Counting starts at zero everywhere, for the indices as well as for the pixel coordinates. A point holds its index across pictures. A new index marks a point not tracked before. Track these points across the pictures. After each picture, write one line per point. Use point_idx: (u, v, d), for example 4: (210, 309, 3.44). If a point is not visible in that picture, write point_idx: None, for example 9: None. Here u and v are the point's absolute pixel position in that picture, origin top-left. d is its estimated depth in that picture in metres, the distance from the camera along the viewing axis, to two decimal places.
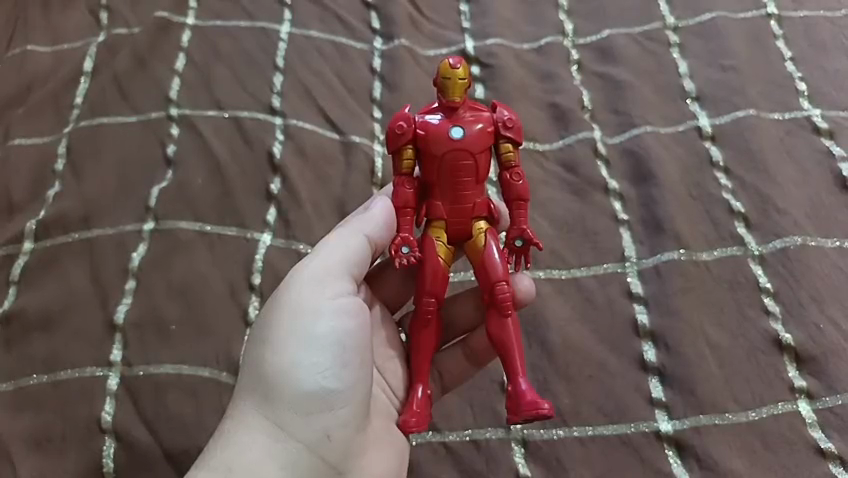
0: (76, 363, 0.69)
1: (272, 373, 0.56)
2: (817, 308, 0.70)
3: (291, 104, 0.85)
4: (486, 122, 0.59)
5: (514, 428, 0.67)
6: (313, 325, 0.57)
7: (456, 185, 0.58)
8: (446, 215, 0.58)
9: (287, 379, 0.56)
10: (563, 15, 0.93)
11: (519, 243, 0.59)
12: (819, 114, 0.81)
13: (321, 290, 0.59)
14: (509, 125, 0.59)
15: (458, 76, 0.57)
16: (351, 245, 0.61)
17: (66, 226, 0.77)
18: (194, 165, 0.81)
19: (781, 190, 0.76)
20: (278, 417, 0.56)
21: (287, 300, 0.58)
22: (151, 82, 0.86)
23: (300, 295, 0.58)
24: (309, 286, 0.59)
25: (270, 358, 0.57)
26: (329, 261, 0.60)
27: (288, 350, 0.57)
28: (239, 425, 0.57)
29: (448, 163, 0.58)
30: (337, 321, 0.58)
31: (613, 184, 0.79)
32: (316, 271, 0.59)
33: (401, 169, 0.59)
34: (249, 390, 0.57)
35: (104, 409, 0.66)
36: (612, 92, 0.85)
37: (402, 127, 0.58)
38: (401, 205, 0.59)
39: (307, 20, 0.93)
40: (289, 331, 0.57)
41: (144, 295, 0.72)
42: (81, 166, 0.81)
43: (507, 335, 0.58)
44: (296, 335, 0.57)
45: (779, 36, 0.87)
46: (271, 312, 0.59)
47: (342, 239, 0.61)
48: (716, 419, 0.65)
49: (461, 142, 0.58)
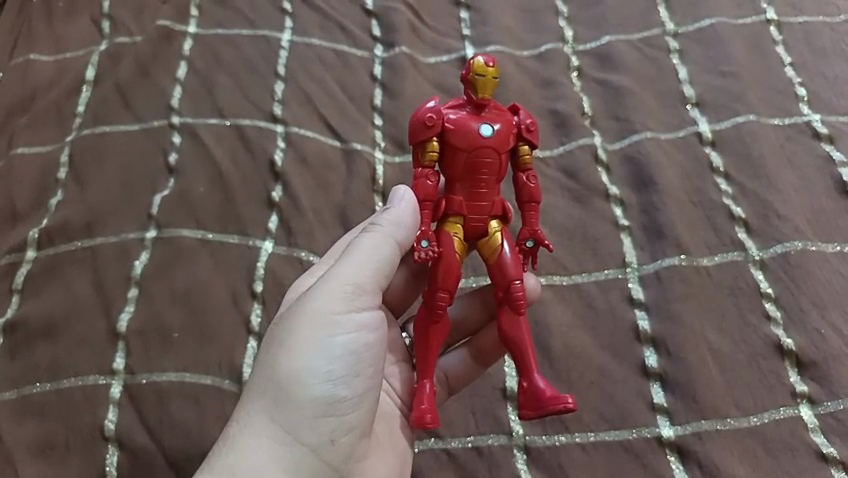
0: (79, 371, 0.69)
1: (285, 376, 0.55)
2: (818, 314, 0.70)
3: (292, 112, 0.86)
4: (511, 124, 0.59)
5: (515, 435, 0.67)
6: (334, 334, 0.57)
7: (477, 182, 0.58)
8: (465, 212, 0.58)
9: (301, 385, 0.55)
10: (563, 22, 0.93)
11: (530, 244, 0.60)
12: (819, 119, 0.81)
13: (348, 299, 0.57)
14: (532, 129, 0.60)
15: (491, 74, 0.58)
16: (381, 250, 0.59)
17: (69, 234, 0.77)
18: (196, 173, 0.81)
19: (781, 196, 0.76)
20: (287, 422, 0.55)
21: (309, 305, 0.57)
22: (154, 91, 0.87)
23: (324, 302, 0.57)
24: (335, 292, 0.57)
25: (285, 361, 0.56)
26: (357, 266, 0.58)
27: (304, 356, 0.56)
28: (244, 427, 0.55)
29: (473, 159, 0.58)
30: (356, 334, 0.58)
31: (614, 190, 0.79)
32: (342, 277, 0.58)
33: (425, 161, 0.58)
34: (259, 392, 0.56)
35: (107, 417, 0.67)
36: (612, 99, 0.86)
37: (432, 119, 0.58)
38: (423, 197, 0.58)
39: (308, 29, 0.93)
40: (308, 336, 0.56)
41: (147, 303, 0.73)
42: (84, 175, 0.81)
43: (521, 334, 0.58)
44: (315, 342, 0.56)
45: (778, 42, 0.87)
46: (291, 315, 0.57)
47: (371, 243, 0.59)
48: (718, 425, 0.65)
49: (488, 141, 0.58)
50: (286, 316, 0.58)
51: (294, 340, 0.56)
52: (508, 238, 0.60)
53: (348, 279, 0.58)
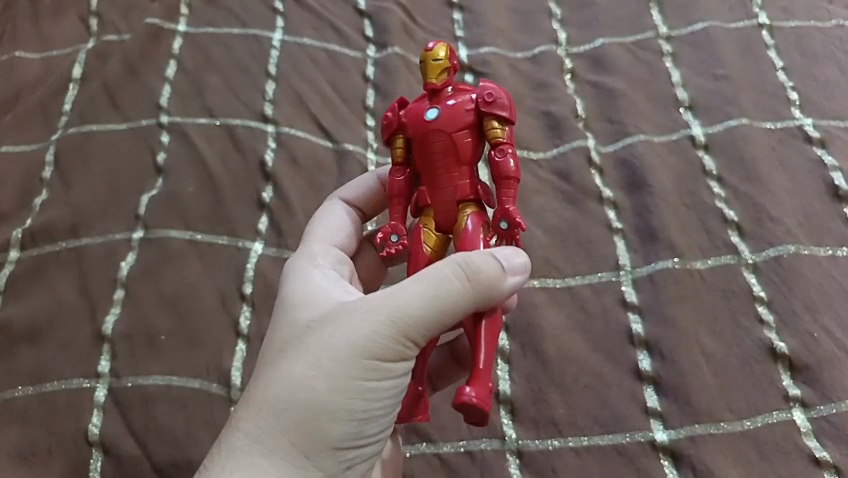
0: (62, 375, 0.67)
1: (316, 402, 0.51)
2: (810, 317, 0.70)
3: (283, 112, 0.85)
4: (463, 102, 0.56)
5: (508, 439, 0.66)
6: (380, 376, 0.52)
7: (437, 167, 0.56)
8: (431, 201, 0.56)
9: (334, 422, 0.51)
10: (556, 24, 0.93)
11: (504, 225, 0.55)
12: (811, 123, 0.81)
13: (407, 342, 0.52)
14: (487, 100, 0.55)
15: (429, 58, 0.57)
16: (462, 301, 0.52)
17: (53, 235, 0.76)
18: (185, 174, 0.80)
19: (774, 199, 0.76)
20: (305, 451, 0.51)
21: (363, 332, 0.51)
22: (142, 90, 0.86)
23: (382, 340, 0.51)
24: (396, 331, 0.51)
25: (321, 388, 0.51)
26: (427, 307, 0.51)
27: (342, 390, 0.51)
28: (259, 443, 0.51)
29: (426, 144, 0.56)
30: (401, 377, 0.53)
31: (607, 192, 0.79)
32: (410, 314, 0.51)
33: (395, 158, 0.59)
34: (285, 410, 0.51)
35: (91, 422, 0.65)
36: (606, 101, 0.85)
37: (388, 118, 0.59)
38: (394, 195, 0.59)
39: (299, 28, 0.92)
40: (353, 371, 0.51)
41: (133, 306, 0.71)
42: (69, 174, 0.80)
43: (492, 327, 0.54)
44: (360, 379, 0.51)
45: (770, 46, 0.88)
46: (339, 337, 0.52)
47: (456, 285, 0.51)
48: (712, 428, 0.65)
49: (434, 124, 0.56)
50: (333, 336, 0.52)
51: (337, 373, 0.51)
52: (481, 221, 0.55)
53: (410, 328, 0.51)
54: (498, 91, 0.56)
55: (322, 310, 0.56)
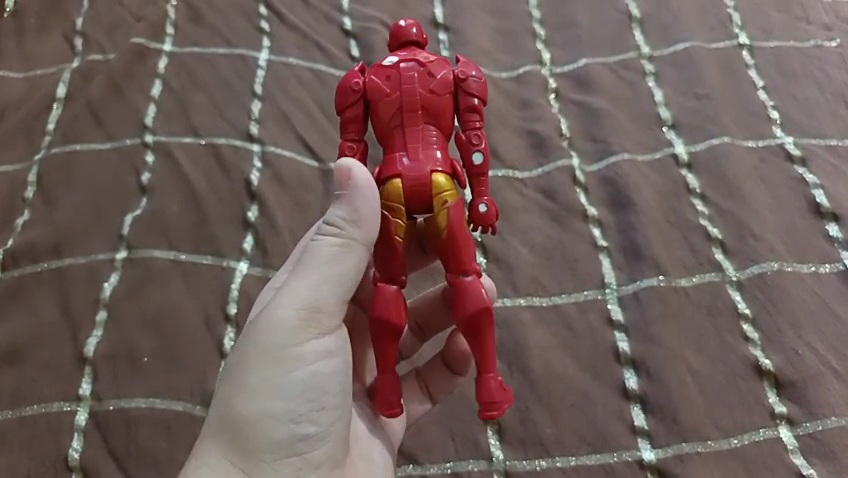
0: (42, 398, 0.66)
1: (242, 415, 0.52)
2: (795, 334, 0.70)
3: (269, 131, 0.85)
4: None
5: (496, 460, 0.66)
6: (294, 365, 0.53)
7: None
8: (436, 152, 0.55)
9: (258, 429, 0.52)
10: (540, 44, 0.94)
11: None
12: (791, 141, 0.82)
13: (304, 327, 0.53)
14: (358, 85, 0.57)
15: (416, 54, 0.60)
16: (341, 264, 0.53)
17: (35, 255, 0.75)
18: (169, 193, 0.80)
19: (756, 217, 0.77)
20: (250, 465, 0.53)
21: (267, 331, 0.53)
22: (127, 109, 0.85)
23: (285, 330, 0.53)
24: (289, 320, 0.53)
25: (240, 399, 0.53)
26: (311, 288, 0.53)
27: (261, 395, 0.53)
28: (204, 468, 0.52)
29: None
30: (320, 362, 0.55)
31: (592, 210, 0.79)
32: (292, 304, 0.53)
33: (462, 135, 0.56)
34: (216, 431, 0.53)
35: (72, 446, 0.64)
36: (589, 120, 0.86)
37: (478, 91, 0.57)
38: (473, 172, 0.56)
39: (285, 48, 0.92)
40: (265, 370, 0.53)
41: (116, 327, 0.71)
42: (52, 194, 0.79)
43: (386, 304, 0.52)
44: (274, 375, 0.53)
45: (750, 66, 0.89)
46: (243, 346, 0.54)
47: (327, 255, 0.53)
48: (698, 447, 0.65)
49: None
50: (239, 348, 0.54)
51: (251, 378, 0.53)
52: None
53: (308, 307, 0.53)
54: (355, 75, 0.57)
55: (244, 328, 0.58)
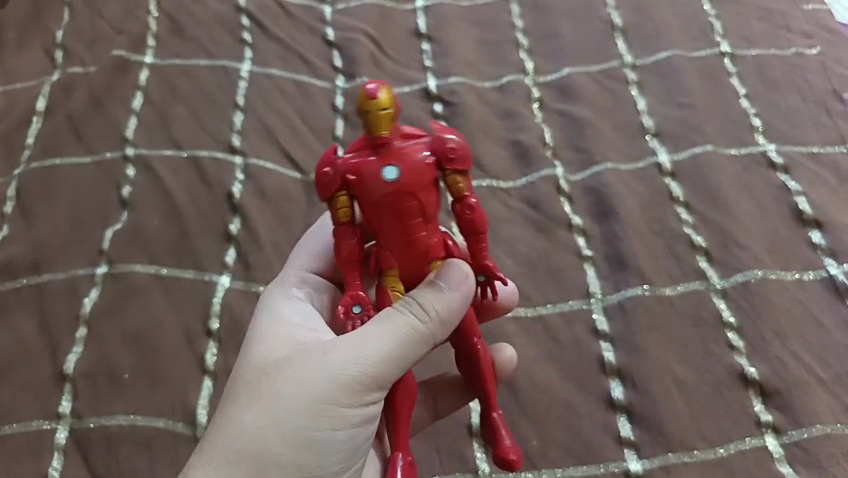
0: (21, 417, 0.66)
1: (267, 460, 0.50)
2: (779, 343, 0.70)
3: (251, 144, 0.84)
4: (421, 157, 0.51)
5: (482, 473, 0.65)
6: (334, 426, 0.52)
7: (396, 230, 0.52)
8: (395, 261, 0.54)
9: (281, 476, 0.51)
10: (523, 54, 0.94)
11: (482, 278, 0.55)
12: (774, 149, 0.82)
13: (356, 396, 0.51)
14: (452, 155, 0.51)
15: (376, 108, 0.49)
16: (408, 343, 0.52)
17: (15, 271, 0.74)
18: (150, 207, 0.79)
19: (740, 225, 0.77)
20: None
21: (321, 385, 0.51)
22: (108, 122, 0.85)
23: (337, 388, 0.51)
24: (347, 382, 0.51)
25: (275, 440, 0.50)
26: (379, 358, 0.51)
27: (293, 441, 0.51)
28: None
29: (385, 207, 0.51)
30: (360, 428, 0.53)
31: (576, 220, 0.79)
32: (351, 364, 0.51)
33: (339, 218, 0.53)
34: (234, 462, 0.50)
35: (51, 465, 0.63)
36: (572, 130, 0.86)
37: (328, 175, 0.51)
38: (346, 259, 0.53)
39: (268, 60, 0.92)
40: (308, 421, 0.51)
41: (96, 344, 0.70)
42: (32, 209, 0.78)
43: (481, 357, 0.57)
44: (313, 430, 0.51)
45: (732, 74, 0.89)
46: (293, 380, 0.52)
47: (396, 331, 0.52)
48: (685, 457, 0.65)
49: (396, 186, 0.50)
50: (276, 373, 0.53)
51: (289, 422, 0.51)
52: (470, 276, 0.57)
53: (360, 371, 0.51)
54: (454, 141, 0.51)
55: (282, 349, 0.55)
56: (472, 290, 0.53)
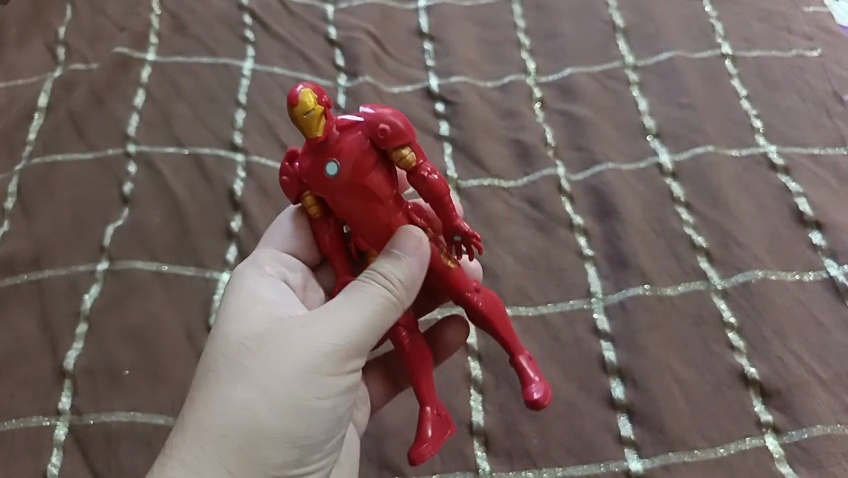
0: (20, 413, 0.65)
1: (258, 433, 0.51)
2: (780, 343, 0.70)
3: (253, 141, 0.84)
4: (353, 148, 0.51)
5: (482, 471, 0.65)
6: (320, 395, 0.53)
7: (358, 220, 0.53)
8: (371, 246, 0.56)
9: (273, 448, 0.51)
10: (524, 54, 0.94)
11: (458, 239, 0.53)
12: (775, 150, 0.83)
13: (340, 365, 0.53)
14: (383, 134, 0.51)
15: (301, 114, 0.49)
16: (385, 312, 0.54)
17: (16, 267, 0.74)
18: (151, 204, 0.79)
19: (741, 226, 0.77)
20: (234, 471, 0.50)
21: (306, 353, 0.52)
22: (109, 119, 0.85)
23: (323, 356, 0.52)
24: (331, 352, 0.52)
25: (265, 411, 0.51)
26: (360, 326, 0.53)
27: (283, 411, 0.51)
28: (193, 473, 0.50)
29: (338, 202, 0.52)
30: (343, 396, 0.54)
31: (577, 219, 0.79)
32: (333, 332, 0.53)
33: (313, 214, 0.57)
34: (224, 437, 0.50)
35: (50, 461, 0.63)
36: (574, 129, 0.86)
37: (287, 182, 0.55)
38: (329, 249, 0.57)
39: (269, 58, 0.92)
40: (297, 391, 0.52)
41: (96, 340, 0.70)
42: (33, 205, 0.78)
43: (487, 299, 0.56)
44: (301, 399, 0.52)
45: (733, 75, 0.89)
46: (278, 352, 0.52)
47: (373, 300, 0.53)
48: (685, 457, 0.65)
49: (336, 183, 0.51)
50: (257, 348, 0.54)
51: (278, 392, 0.51)
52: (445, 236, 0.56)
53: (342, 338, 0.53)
54: (381, 119, 0.51)
55: (260, 325, 0.55)
56: (426, 256, 0.53)
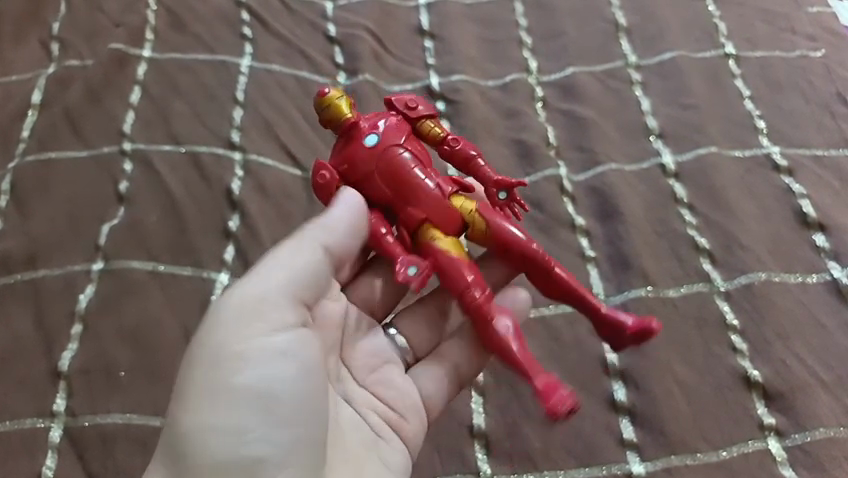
0: (14, 415, 0.64)
1: (210, 423, 0.53)
2: (783, 345, 0.69)
3: (251, 139, 0.83)
4: (386, 120, 0.63)
5: (483, 474, 0.64)
6: (238, 365, 0.55)
7: (405, 182, 0.60)
8: (424, 212, 0.60)
9: (208, 434, 0.53)
10: (526, 53, 0.93)
11: (504, 196, 0.63)
12: (778, 151, 0.82)
13: (227, 342, 0.56)
14: (410, 105, 0.64)
15: (333, 99, 0.63)
16: (263, 282, 0.58)
17: (10, 266, 0.73)
18: (148, 202, 0.77)
19: (744, 227, 0.77)
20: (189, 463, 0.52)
21: (213, 335, 0.56)
22: (105, 116, 0.83)
23: (222, 333, 0.56)
24: (221, 330, 0.56)
25: (196, 399, 0.54)
26: (237, 302, 0.57)
27: (212, 391, 0.54)
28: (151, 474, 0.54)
29: (382, 168, 0.61)
30: (273, 363, 0.56)
31: (579, 220, 0.79)
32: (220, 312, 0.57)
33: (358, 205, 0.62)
34: (166, 434, 0.54)
35: (44, 464, 0.62)
36: (575, 129, 0.85)
37: (325, 177, 0.62)
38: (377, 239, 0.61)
39: (268, 55, 0.91)
40: (219, 367, 0.55)
41: (92, 340, 0.68)
42: (26, 203, 0.77)
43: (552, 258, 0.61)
44: (225, 372, 0.55)
45: (736, 76, 0.89)
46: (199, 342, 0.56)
47: (247, 279, 0.59)
48: (688, 460, 0.64)
49: (381, 145, 0.61)
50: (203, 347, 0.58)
51: (203, 373, 0.55)
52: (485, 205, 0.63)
53: (240, 308, 0.57)
54: (398, 99, 0.65)
55: None
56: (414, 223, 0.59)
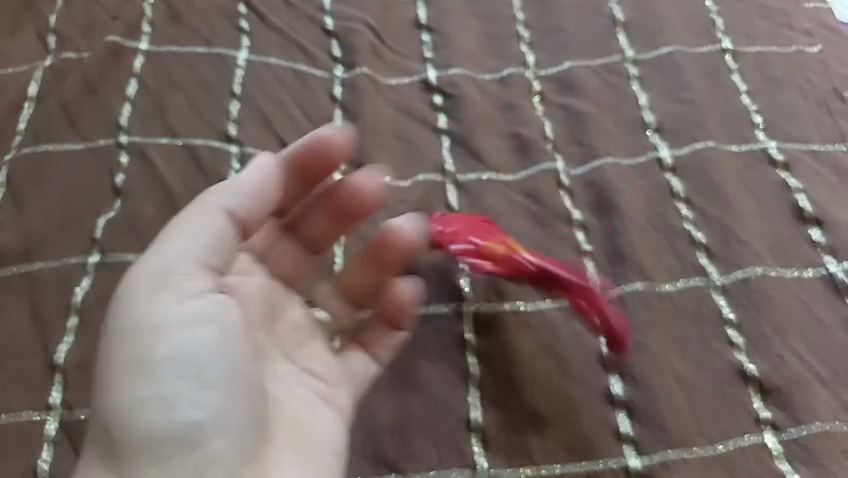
0: (9, 408, 0.64)
1: (134, 398, 0.55)
2: (780, 340, 0.70)
3: (248, 133, 0.83)
4: None
5: (479, 468, 0.64)
6: (146, 343, 0.57)
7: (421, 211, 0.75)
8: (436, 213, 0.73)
9: (120, 419, 0.55)
10: (524, 47, 0.93)
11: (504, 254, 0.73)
12: (775, 146, 0.82)
13: (133, 320, 0.58)
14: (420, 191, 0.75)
15: None
16: (152, 253, 0.61)
17: (6, 260, 0.73)
18: (145, 195, 0.77)
19: (740, 222, 0.77)
20: (122, 441, 0.55)
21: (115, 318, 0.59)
22: (102, 109, 0.83)
23: (122, 313, 0.58)
24: (123, 309, 0.59)
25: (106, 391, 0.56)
26: (140, 273, 0.60)
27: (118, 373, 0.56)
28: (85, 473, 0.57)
29: None
30: (177, 330, 0.58)
31: (576, 215, 0.78)
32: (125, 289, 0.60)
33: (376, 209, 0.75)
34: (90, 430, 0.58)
35: (41, 457, 0.62)
36: (573, 123, 0.85)
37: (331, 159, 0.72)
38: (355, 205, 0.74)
39: (265, 49, 0.91)
40: (121, 347, 0.57)
41: (88, 333, 0.68)
42: (22, 196, 0.77)
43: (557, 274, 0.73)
44: (128, 354, 0.57)
45: (734, 71, 0.89)
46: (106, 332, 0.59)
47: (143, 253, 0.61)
48: (684, 453, 0.64)
49: None
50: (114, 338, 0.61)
51: (116, 361, 0.57)
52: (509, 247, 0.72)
53: (143, 287, 0.59)
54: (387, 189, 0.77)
55: None
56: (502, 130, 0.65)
